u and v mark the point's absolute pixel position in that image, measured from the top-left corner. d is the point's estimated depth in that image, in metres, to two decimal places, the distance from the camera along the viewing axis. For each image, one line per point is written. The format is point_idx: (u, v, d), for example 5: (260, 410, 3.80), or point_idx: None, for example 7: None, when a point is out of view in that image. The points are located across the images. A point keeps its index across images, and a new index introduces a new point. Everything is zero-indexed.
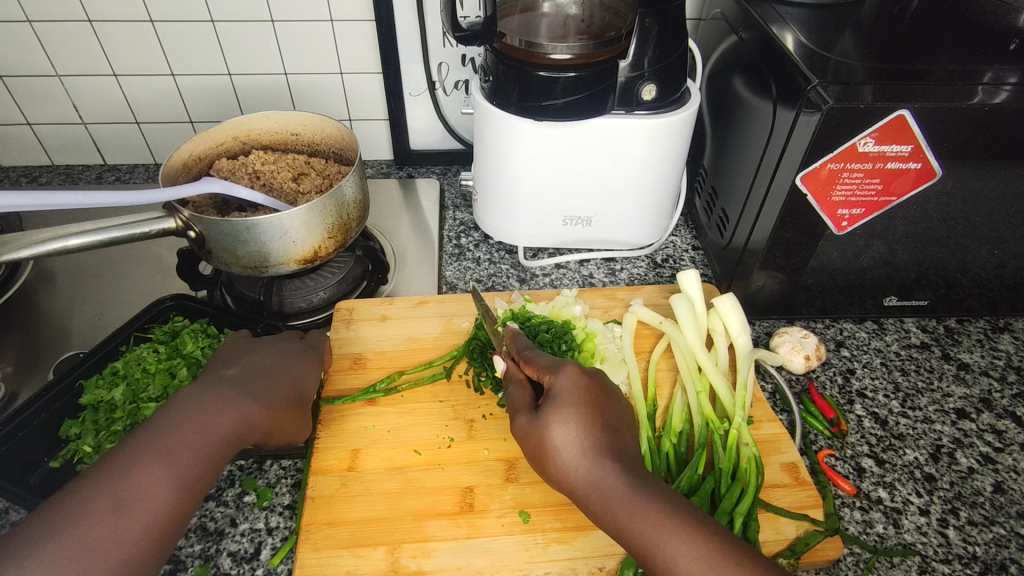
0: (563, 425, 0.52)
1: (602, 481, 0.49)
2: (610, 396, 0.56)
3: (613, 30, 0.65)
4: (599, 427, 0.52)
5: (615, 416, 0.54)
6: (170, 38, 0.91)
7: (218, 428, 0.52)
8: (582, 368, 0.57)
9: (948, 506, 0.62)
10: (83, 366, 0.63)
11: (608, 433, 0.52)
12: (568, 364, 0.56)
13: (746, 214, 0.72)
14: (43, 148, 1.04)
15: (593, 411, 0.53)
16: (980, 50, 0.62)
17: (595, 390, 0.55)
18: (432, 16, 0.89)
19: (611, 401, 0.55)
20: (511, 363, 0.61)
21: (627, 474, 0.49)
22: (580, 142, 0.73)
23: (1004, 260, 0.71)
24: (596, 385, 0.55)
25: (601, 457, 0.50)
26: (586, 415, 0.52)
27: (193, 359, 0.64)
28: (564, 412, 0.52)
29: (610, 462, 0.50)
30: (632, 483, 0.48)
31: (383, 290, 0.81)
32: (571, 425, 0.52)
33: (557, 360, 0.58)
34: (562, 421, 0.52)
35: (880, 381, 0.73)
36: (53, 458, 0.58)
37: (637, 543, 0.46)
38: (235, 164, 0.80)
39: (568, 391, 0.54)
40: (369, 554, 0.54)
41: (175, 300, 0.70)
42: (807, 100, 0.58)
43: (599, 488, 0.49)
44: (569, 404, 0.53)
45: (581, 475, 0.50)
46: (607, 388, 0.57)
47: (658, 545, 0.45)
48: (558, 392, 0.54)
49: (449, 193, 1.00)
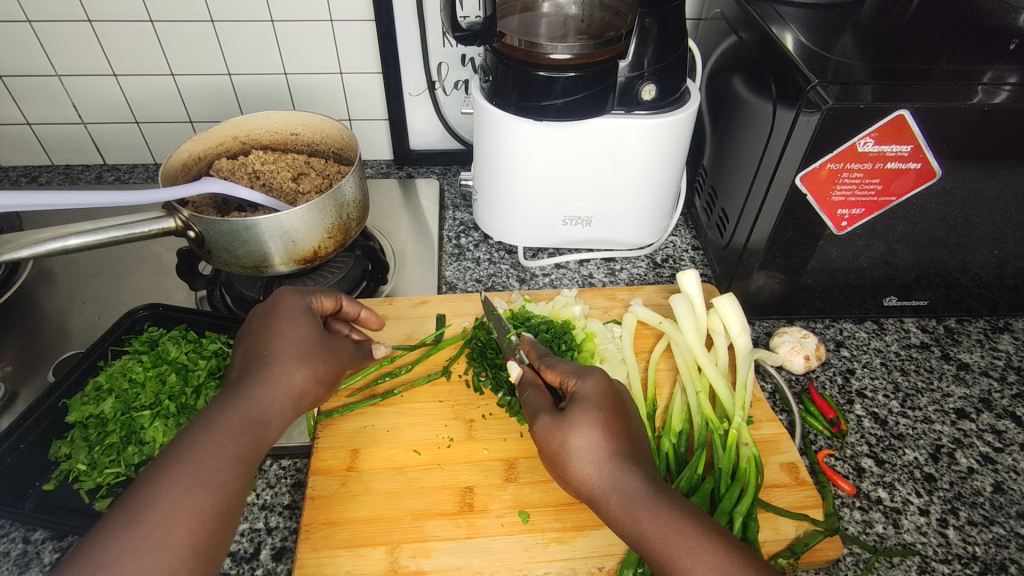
0: (591, 425, 0.51)
1: (626, 482, 0.49)
2: (626, 402, 0.56)
3: (613, 29, 0.64)
4: (624, 433, 0.52)
5: (633, 425, 0.55)
6: (170, 38, 0.91)
7: (222, 426, 0.49)
8: (607, 376, 0.57)
9: (948, 506, 0.62)
10: (63, 385, 0.62)
11: (630, 439, 0.53)
12: (595, 370, 0.57)
13: (746, 214, 0.72)
14: (43, 148, 1.04)
15: (617, 416, 0.53)
16: (978, 50, 0.62)
17: (618, 396, 0.55)
18: (432, 16, 0.89)
19: (630, 411, 0.56)
20: (527, 370, 0.60)
21: (653, 482, 0.49)
22: (580, 142, 0.73)
23: (1004, 260, 0.71)
24: (617, 392, 0.56)
25: (624, 462, 0.50)
26: (610, 420, 0.52)
27: (179, 364, 0.65)
28: (592, 413, 0.52)
29: (634, 467, 0.50)
30: (655, 489, 0.48)
31: (383, 290, 0.81)
32: (600, 427, 0.51)
33: (580, 366, 0.58)
34: (587, 425, 0.51)
35: (880, 381, 0.73)
36: (46, 482, 0.58)
37: (656, 549, 0.46)
38: (235, 164, 0.80)
39: (595, 395, 0.54)
40: (369, 554, 0.54)
41: (149, 310, 0.70)
42: (807, 100, 0.58)
43: (622, 491, 0.48)
44: (597, 407, 0.53)
45: (604, 475, 0.50)
46: (623, 394, 0.57)
47: (679, 551, 0.45)
48: (584, 396, 0.54)
49: (449, 193, 1.00)
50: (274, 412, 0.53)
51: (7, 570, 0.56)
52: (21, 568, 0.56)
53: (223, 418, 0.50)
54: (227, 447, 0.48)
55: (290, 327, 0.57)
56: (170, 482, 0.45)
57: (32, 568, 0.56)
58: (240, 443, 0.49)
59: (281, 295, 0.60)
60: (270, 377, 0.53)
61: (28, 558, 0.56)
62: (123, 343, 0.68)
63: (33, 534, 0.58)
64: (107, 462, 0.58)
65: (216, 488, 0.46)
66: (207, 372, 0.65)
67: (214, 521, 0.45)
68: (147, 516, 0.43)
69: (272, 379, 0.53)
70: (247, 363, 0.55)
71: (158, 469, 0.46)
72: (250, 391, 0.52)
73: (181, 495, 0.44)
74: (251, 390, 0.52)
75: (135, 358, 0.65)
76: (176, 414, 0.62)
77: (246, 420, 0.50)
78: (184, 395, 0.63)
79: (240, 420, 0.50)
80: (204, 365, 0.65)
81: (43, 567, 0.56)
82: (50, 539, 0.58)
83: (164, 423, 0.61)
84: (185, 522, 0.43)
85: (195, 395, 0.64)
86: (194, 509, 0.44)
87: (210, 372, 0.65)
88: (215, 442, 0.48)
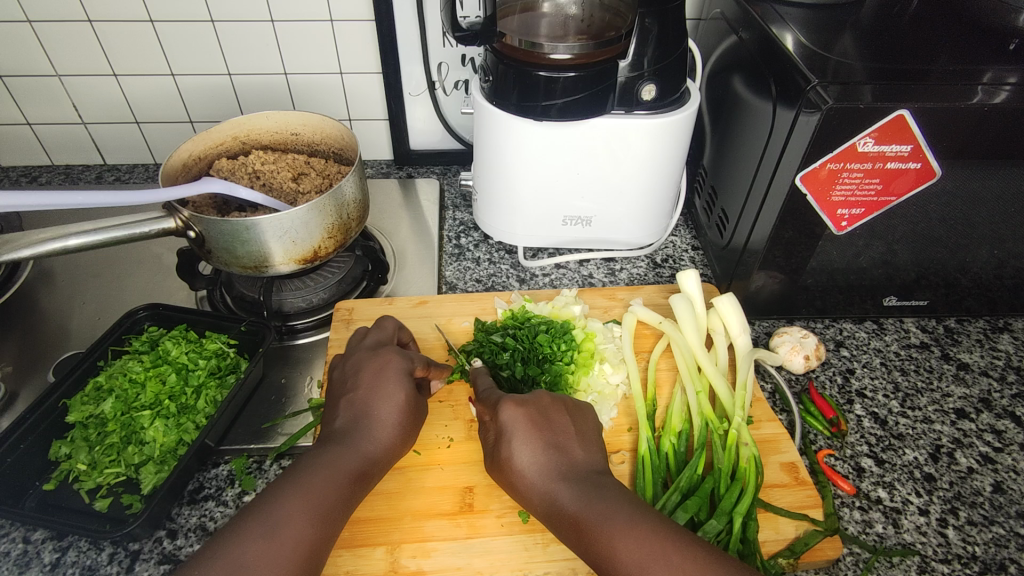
0: (517, 451, 0.52)
1: (555, 499, 0.50)
2: (560, 413, 0.56)
3: (613, 29, 0.64)
4: (542, 447, 0.52)
5: (565, 430, 0.54)
6: (169, 38, 0.91)
7: (338, 466, 0.52)
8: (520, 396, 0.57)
9: (948, 506, 0.62)
10: (64, 385, 0.62)
11: (555, 449, 0.52)
12: (503, 397, 0.56)
13: (746, 214, 0.72)
14: (43, 147, 1.04)
15: (535, 434, 0.53)
16: (978, 50, 0.62)
17: (537, 412, 0.55)
18: (432, 17, 0.89)
19: (557, 420, 0.55)
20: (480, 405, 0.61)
21: (581, 491, 0.49)
22: (581, 142, 0.73)
23: (1004, 260, 0.71)
24: (536, 408, 0.55)
25: (553, 481, 0.50)
26: (533, 440, 0.53)
27: (179, 365, 0.65)
28: (512, 443, 0.53)
29: (563, 482, 0.50)
30: (583, 500, 0.48)
31: (383, 290, 0.81)
32: (523, 449, 0.52)
33: (496, 394, 0.58)
34: (518, 454, 0.52)
35: (880, 381, 0.73)
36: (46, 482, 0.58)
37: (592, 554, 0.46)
38: (235, 164, 0.80)
39: (510, 423, 0.54)
40: (369, 554, 0.54)
41: (149, 309, 0.70)
42: (807, 100, 0.58)
43: (557, 508, 0.49)
44: (516, 435, 0.53)
45: (537, 497, 0.51)
46: (553, 405, 0.56)
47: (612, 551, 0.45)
48: (502, 428, 0.54)
49: (449, 193, 1.00)
50: (379, 462, 0.55)
51: (7, 570, 0.56)
52: (21, 568, 0.56)
53: (340, 458, 0.52)
54: (342, 486, 0.51)
55: (401, 379, 0.58)
56: (296, 504, 0.48)
57: (32, 568, 0.56)
58: (352, 486, 0.52)
59: (388, 357, 0.60)
60: (380, 428, 0.56)
61: (28, 558, 0.56)
62: (124, 342, 0.68)
63: (34, 534, 0.58)
64: (108, 462, 0.58)
65: (331, 518, 0.49)
66: (206, 372, 0.65)
67: (323, 547, 0.47)
68: (277, 534, 0.45)
69: (379, 430, 0.56)
70: (357, 412, 0.56)
71: (281, 490, 0.49)
72: (364, 438, 0.55)
73: (306, 518, 0.47)
74: (361, 437, 0.55)
75: (135, 358, 0.65)
76: (177, 414, 0.62)
77: (357, 465, 0.53)
78: (184, 395, 0.63)
79: (354, 461, 0.53)
80: (204, 366, 0.65)
81: (43, 567, 0.56)
82: (50, 539, 0.58)
83: (164, 423, 0.61)
84: (300, 544, 0.46)
85: (195, 395, 0.64)
86: (308, 534, 0.47)
87: (210, 372, 0.65)
88: (332, 480, 0.51)
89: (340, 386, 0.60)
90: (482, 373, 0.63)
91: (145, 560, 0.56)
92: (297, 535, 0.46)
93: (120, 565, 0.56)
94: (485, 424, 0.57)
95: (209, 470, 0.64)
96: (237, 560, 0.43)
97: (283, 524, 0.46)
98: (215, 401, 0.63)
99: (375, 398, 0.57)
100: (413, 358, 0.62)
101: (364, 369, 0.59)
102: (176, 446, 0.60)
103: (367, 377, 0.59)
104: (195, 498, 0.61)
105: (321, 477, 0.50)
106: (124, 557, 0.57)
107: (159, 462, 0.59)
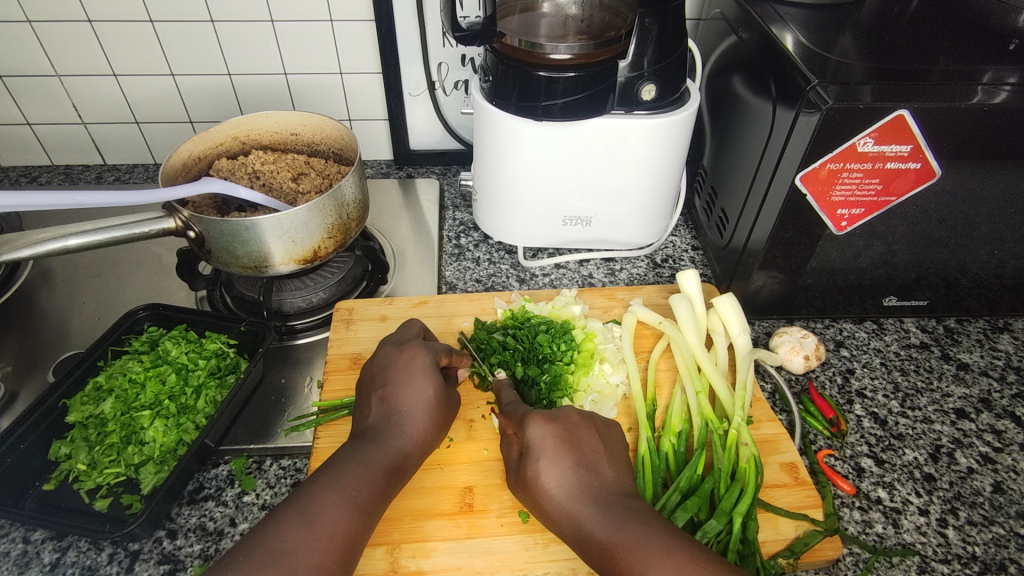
0: (545, 471, 0.52)
1: (582, 523, 0.49)
2: (589, 432, 0.55)
3: (613, 29, 0.64)
4: (571, 468, 0.52)
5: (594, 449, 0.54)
6: (169, 38, 0.91)
7: (373, 460, 0.52)
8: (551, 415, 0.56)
9: (948, 506, 0.62)
10: (64, 385, 0.62)
11: (585, 470, 0.52)
12: (534, 415, 0.56)
13: (746, 214, 0.72)
14: (43, 147, 1.04)
15: (565, 456, 0.53)
16: (978, 50, 0.62)
17: (566, 431, 0.54)
18: (432, 17, 0.89)
19: (587, 439, 0.55)
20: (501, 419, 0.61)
21: (608, 512, 0.48)
22: (581, 142, 0.73)
23: (1003, 260, 0.71)
24: (565, 427, 0.55)
25: (580, 502, 0.50)
26: (561, 462, 0.52)
27: (179, 365, 0.65)
28: (540, 463, 0.52)
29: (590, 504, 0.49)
30: (613, 521, 0.48)
31: (383, 290, 0.81)
32: (550, 469, 0.52)
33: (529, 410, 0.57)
34: (543, 476, 0.52)
35: (880, 381, 0.73)
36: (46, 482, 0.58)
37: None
38: (235, 164, 0.80)
39: (539, 444, 0.53)
40: (369, 554, 0.54)
41: (149, 309, 0.70)
42: (807, 100, 0.58)
43: (582, 533, 0.48)
44: (544, 457, 0.53)
45: (563, 519, 0.50)
46: (582, 425, 0.56)
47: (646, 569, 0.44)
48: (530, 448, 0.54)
49: (449, 193, 1.00)
50: (411, 457, 0.55)
51: (7, 570, 0.56)
52: (21, 568, 0.56)
53: (374, 453, 0.52)
54: (377, 479, 0.51)
55: (428, 373, 0.59)
56: (334, 494, 0.47)
57: (32, 568, 0.56)
58: (387, 480, 0.51)
59: (414, 352, 0.60)
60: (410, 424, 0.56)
61: (28, 558, 0.56)
62: (124, 342, 0.68)
63: (34, 534, 0.58)
64: (108, 461, 0.58)
65: (367, 510, 0.48)
66: (206, 372, 0.65)
67: (360, 539, 0.47)
68: (315, 521, 0.45)
69: (410, 424, 0.56)
70: (387, 409, 0.57)
71: (318, 482, 0.48)
72: (395, 434, 0.55)
73: (343, 509, 0.47)
74: (394, 432, 0.55)
75: (135, 358, 0.65)
76: (177, 414, 0.62)
77: (390, 461, 0.53)
78: (184, 395, 0.63)
79: (387, 456, 0.53)
80: (204, 365, 0.65)
81: (43, 567, 0.56)
82: (50, 539, 0.58)
83: (164, 423, 0.61)
84: (338, 534, 0.46)
85: (195, 395, 0.64)
86: (345, 523, 0.46)
87: (210, 372, 0.65)
88: (368, 474, 0.50)
89: (371, 382, 0.59)
90: (507, 385, 0.63)
91: (145, 560, 0.56)
92: (335, 525, 0.46)
93: (120, 565, 0.56)
94: (511, 441, 0.57)
95: (209, 470, 0.64)
96: (273, 546, 0.43)
97: (321, 513, 0.46)
98: (215, 401, 0.63)
99: (402, 392, 0.57)
100: (436, 349, 0.62)
101: (393, 367, 0.59)
102: (176, 446, 0.60)
103: (396, 373, 0.59)
104: (195, 498, 0.61)
105: (358, 471, 0.50)
106: (124, 557, 0.57)
107: (159, 462, 0.59)
